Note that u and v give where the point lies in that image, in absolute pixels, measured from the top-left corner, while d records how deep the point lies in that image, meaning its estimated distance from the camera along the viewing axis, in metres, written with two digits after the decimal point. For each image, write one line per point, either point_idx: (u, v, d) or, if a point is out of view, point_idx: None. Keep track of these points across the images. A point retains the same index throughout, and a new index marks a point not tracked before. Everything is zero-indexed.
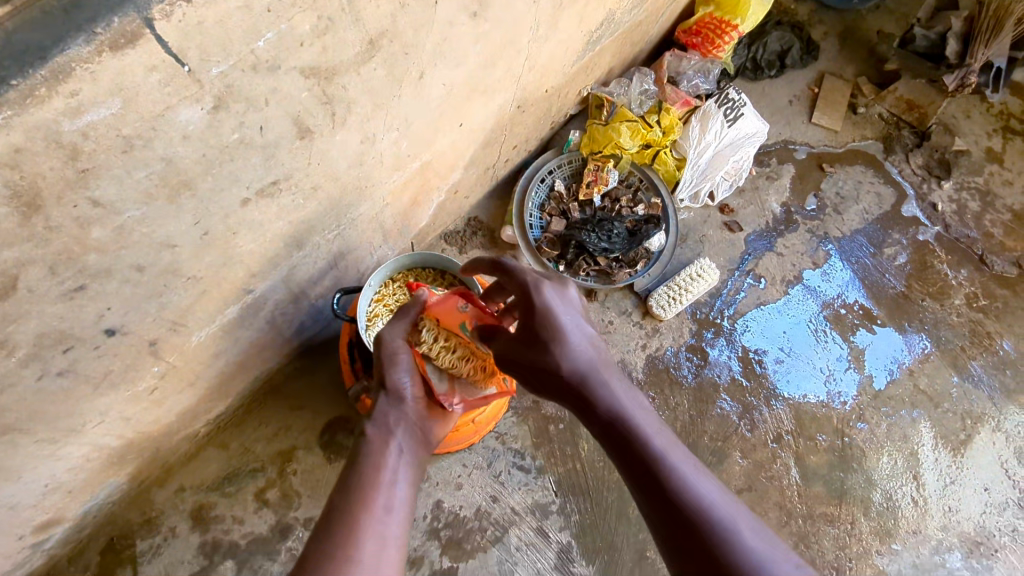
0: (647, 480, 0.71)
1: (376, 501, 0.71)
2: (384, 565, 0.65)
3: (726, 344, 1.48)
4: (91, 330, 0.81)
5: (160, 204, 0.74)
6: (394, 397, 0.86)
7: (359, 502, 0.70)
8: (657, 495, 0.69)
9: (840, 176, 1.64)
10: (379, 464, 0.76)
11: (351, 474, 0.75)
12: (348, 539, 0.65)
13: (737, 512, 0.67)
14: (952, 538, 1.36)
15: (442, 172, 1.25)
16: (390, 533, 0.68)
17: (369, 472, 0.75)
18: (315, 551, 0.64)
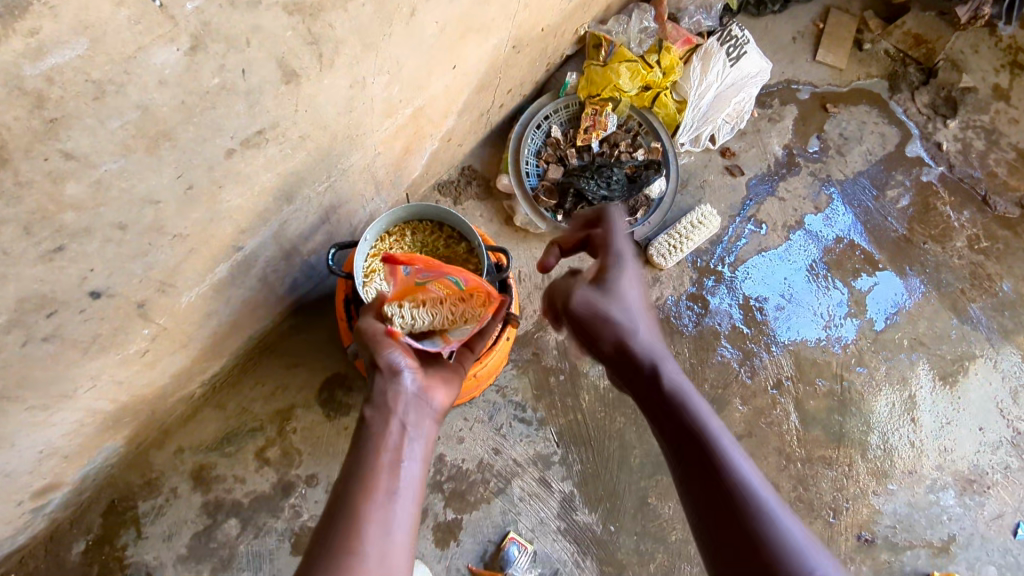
0: (712, 498, 0.65)
1: (378, 505, 0.68)
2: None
3: (727, 292, 1.46)
4: (75, 293, 0.77)
5: (139, 155, 0.68)
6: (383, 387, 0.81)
7: (361, 514, 0.67)
8: (722, 516, 0.63)
9: (843, 116, 1.60)
10: (380, 462, 0.72)
11: (351, 478, 0.71)
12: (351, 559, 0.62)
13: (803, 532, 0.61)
14: (947, 477, 1.38)
15: (435, 118, 1.19)
16: (394, 543, 0.66)
17: (366, 478, 0.70)
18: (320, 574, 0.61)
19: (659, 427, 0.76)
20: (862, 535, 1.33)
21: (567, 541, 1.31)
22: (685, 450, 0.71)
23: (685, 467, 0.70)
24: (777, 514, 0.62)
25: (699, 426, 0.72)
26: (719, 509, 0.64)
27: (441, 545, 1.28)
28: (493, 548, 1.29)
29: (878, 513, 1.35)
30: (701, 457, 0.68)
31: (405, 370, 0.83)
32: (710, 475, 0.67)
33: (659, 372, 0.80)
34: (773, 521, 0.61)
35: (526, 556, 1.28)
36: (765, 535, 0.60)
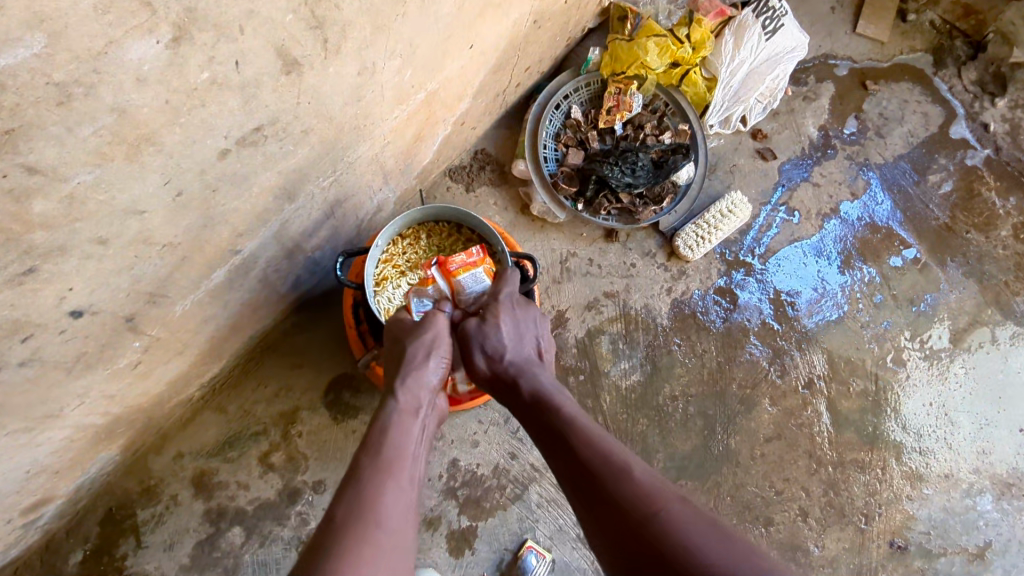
0: (579, 475, 0.68)
1: (401, 473, 0.68)
2: (398, 557, 0.59)
3: (757, 285, 1.38)
4: (53, 314, 0.68)
5: (117, 164, 0.59)
6: (418, 365, 0.84)
7: (383, 474, 0.67)
8: (586, 487, 0.66)
9: (883, 94, 1.49)
10: (403, 434, 0.75)
11: (370, 443, 0.72)
12: (370, 507, 0.62)
13: (661, 480, 0.63)
14: (984, 481, 1.33)
15: (449, 102, 1.08)
16: (407, 511, 0.65)
17: (390, 446, 0.71)
18: (341, 518, 0.60)
19: (533, 431, 0.79)
20: (894, 541, 1.28)
21: (587, 549, 1.25)
22: (552, 440, 0.75)
23: (555, 456, 0.73)
24: (633, 468, 0.65)
25: (565, 417, 0.76)
26: (584, 486, 0.66)
27: (456, 554, 1.22)
28: (510, 556, 1.23)
29: (912, 519, 1.29)
30: (565, 442, 0.72)
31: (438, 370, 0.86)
32: (572, 453, 0.70)
33: (524, 379, 0.85)
34: (629, 474, 0.64)
35: (545, 565, 1.23)
36: (620, 489, 0.63)
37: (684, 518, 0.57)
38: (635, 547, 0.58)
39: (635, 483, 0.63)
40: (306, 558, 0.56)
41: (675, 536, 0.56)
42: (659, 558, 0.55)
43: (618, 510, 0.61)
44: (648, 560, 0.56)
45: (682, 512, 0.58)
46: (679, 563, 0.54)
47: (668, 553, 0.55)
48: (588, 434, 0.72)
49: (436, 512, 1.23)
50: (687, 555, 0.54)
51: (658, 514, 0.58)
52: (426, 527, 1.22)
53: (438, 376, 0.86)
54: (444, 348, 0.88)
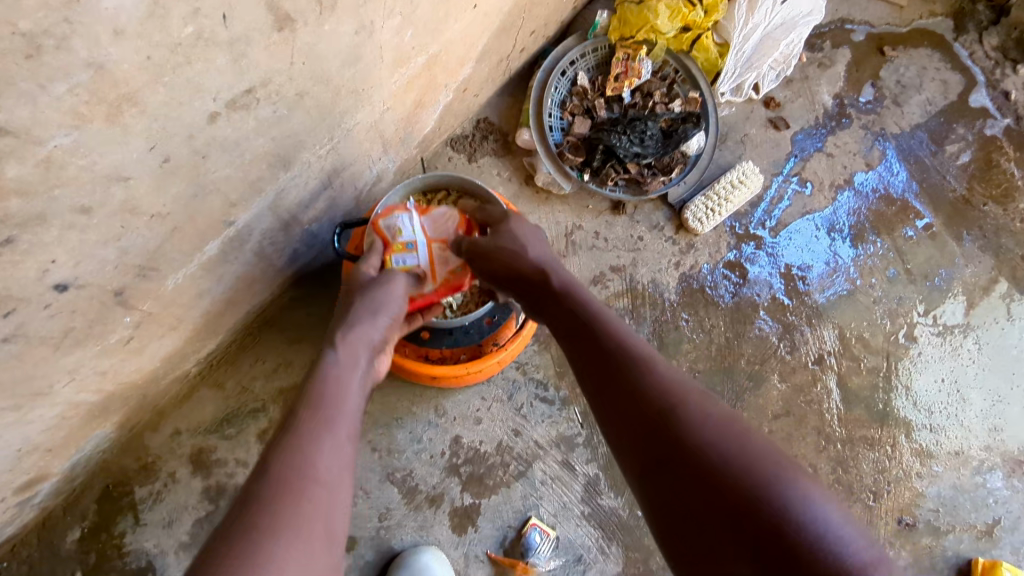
0: (596, 370, 0.66)
1: (339, 426, 0.65)
2: (335, 518, 0.57)
3: (768, 259, 1.34)
4: (36, 288, 0.64)
5: (97, 126, 0.55)
6: (361, 319, 0.82)
7: (321, 426, 0.64)
8: (604, 378, 0.64)
9: (902, 61, 1.43)
10: (341, 388, 0.71)
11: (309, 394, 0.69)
12: (301, 460, 0.59)
13: (686, 375, 0.61)
14: (995, 458, 1.31)
15: (451, 66, 1.04)
16: (344, 468, 0.62)
17: (327, 400, 0.68)
18: (275, 475, 0.57)
19: (553, 325, 0.78)
20: (902, 519, 1.26)
21: (591, 527, 1.24)
22: (574, 331, 0.73)
23: (574, 353, 0.71)
24: (656, 362, 0.63)
25: (587, 313, 0.74)
26: (604, 376, 0.64)
27: (459, 531, 1.20)
28: (513, 534, 1.21)
29: (921, 496, 1.27)
30: (588, 333, 0.71)
31: (379, 320, 0.83)
32: (593, 346, 0.68)
33: (547, 273, 0.83)
34: (650, 371, 0.61)
35: (549, 543, 1.21)
36: (638, 379, 0.61)
37: (702, 410, 0.55)
38: (649, 443, 0.56)
39: (654, 380, 0.60)
40: (234, 519, 0.53)
41: (695, 435, 0.53)
42: (671, 450, 0.54)
43: (635, 406, 0.59)
44: (660, 447, 0.55)
45: (704, 406, 0.56)
46: (697, 461, 0.52)
47: (682, 442, 0.53)
48: (612, 332, 0.69)
49: (439, 489, 1.21)
50: (705, 449, 0.52)
51: (680, 410, 0.56)
52: (428, 504, 1.21)
53: (382, 334, 0.84)
54: (397, 307, 0.87)
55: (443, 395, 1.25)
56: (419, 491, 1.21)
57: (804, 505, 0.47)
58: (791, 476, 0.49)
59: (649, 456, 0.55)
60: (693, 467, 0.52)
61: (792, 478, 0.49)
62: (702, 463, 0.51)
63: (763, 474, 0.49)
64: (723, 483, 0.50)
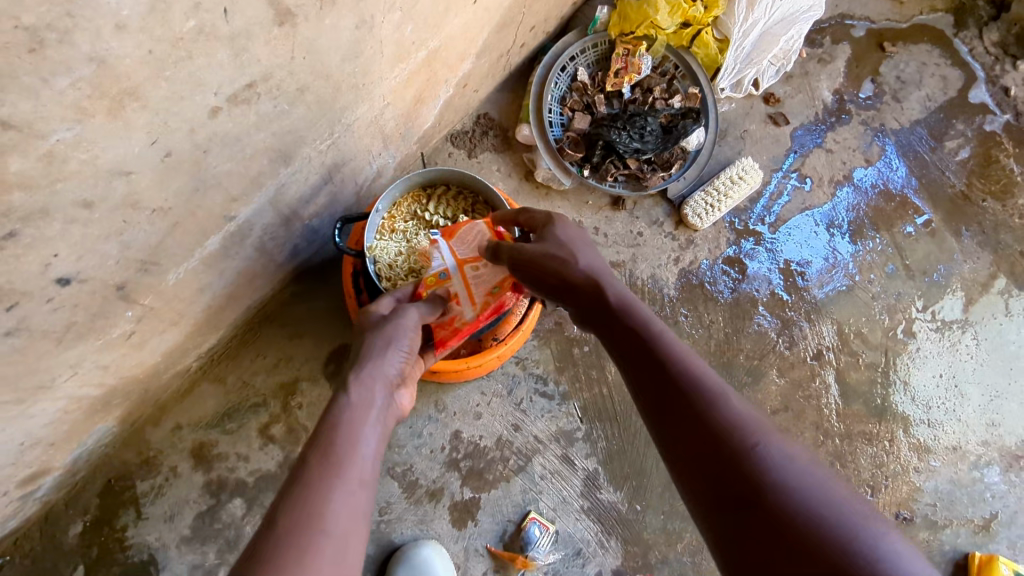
0: (655, 399, 0.62)
1: (351, 471, 0.62)
2: (350, 564, 0.55)
3: (767, 255, 1.34)
4: (38, 282, 0.65)
5: (99, 121, 0.55)
6: (375, 356, 0.80)
7: (334, 475, 0.61)
8: (668, 406, 0.61)
9: (902, 57, 1.43)
10: (355, 426, 0.68)
11: (320, 437, 0.66)
12: (317, 506, 0.56)
13: (759, 413, 0.58)
14: (992, 453, 1.32)
15: (451, 61, 1.04)
16: (360, 509, 0.59)
17: (344, 440, 0.65)
18: (285, 523, 0.55)
19: (606, 342, 0.74)
20: (900, 513, 1.27)
21: (591, 520, 1.24)
22: (631, 352, 0.69)
23: (630, 376, 0.67)
24: (727, 395, 0.59)
25: (646, 333, 0.70)
26: (668, 405, 0.61)
27: (459, 525, 1.21)
28: (513, 528, 1.22)
29: (918, 491, 1.28)
30: (648, 354, 0.67)
31: (392, 355, 0.81)
32: (651, 370, 0.65)
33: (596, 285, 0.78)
34: (720, 406, 0.58)
35: (548, 537, 1.22)
36: (709, 413, 0.57)
37: (779, 455, 0.53)
38: (715, 482, 0.53)
39: (721, 416, 0.57)
40: (242, 569, 0.51)
41: (770, 482, 0.50)
42: (746, 496, 0.51)
43: (702, 442, 0.56)
44: (731, 491, 0.52)
45: (783, 450, 0.53)
46: (772, 510, 0.49)
47: (758, 487, 0.50)
48: (670, 355, 0.65)
49: (439, 484, 1.22)
50: (785, 497, 0.49)
51: (754, 455, 0.53)
52: (428, 498, 1.21)
53: (396, 368, 0.81)
54: (406, 340, 0.84)
55: (443, 390, 1.25)
56: (419, 485, 1.21)
57: (892, 563, 0.45)
58: (880, 535, 0.47)
59: (717, 498, 0.52)
60: (767, 515, 0.49)
61: (880, 536, 0.46)
62: (774, 508, 0.49)
63: (847, 528, 0.47)
64: (799, 535, 0.47)
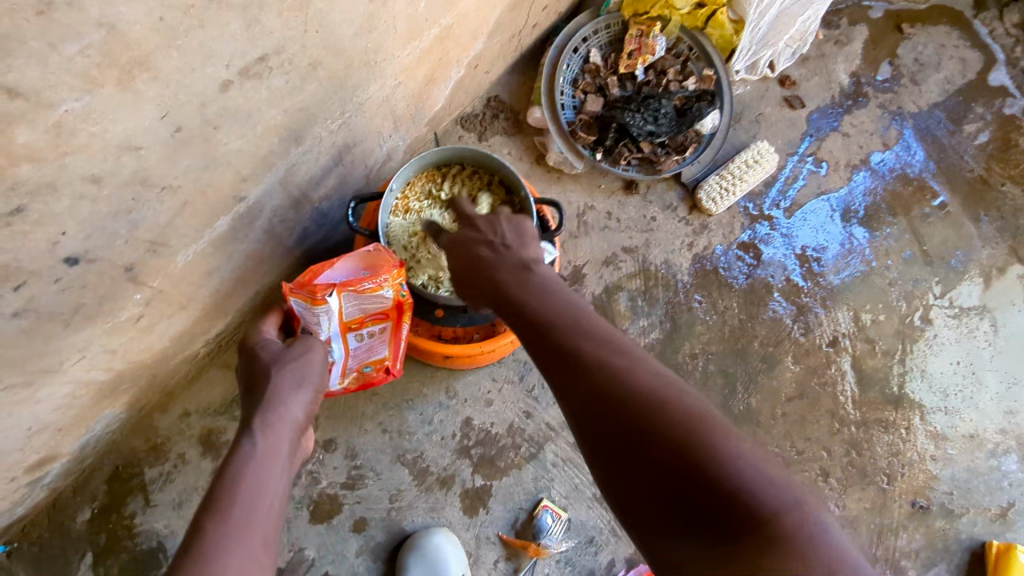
0: (536, 347, 0.60)
1: (251, 536, 0.55)
2: None
3: (782, 240, 1.32)
4: (46, 261, 0.63)
5: (108, 91, 0.53)
6: (279, 398, 0.71)
7: (229, 541, 0.54)
8: (547, 350, 0.59)
9: (920, 38, 1.40)
10: (256, 481, 0.61)
11: (218, 494, 0.58)
12: None
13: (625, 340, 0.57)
14: (1010, 441, 1.30)
15: (463, 40, 1.02)
16: None
17: (240, 499, 0.58)
18: None
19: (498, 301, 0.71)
20: (917, 502, 1.25)
21: (603, 509, 1.23)
22: (513, 297, 0.67)
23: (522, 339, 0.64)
24: (598, 331, 0.58)
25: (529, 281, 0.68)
26: (546, 349, 0.59)
27: (470, 513, 1.20)
28: (524, 515, 1.20)
29: (935, 479, 1.27)
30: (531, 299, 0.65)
31: (301, 397, 0.72)
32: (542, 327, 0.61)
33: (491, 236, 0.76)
34: (594, 340, 0.57)
35: (560, 525, 1.21)
36: (583, 349, 0.56)
37: (645, 374, 0.52)
38: (594, 421, 0.52)
39: (590, 355, 0.55)
40: None
41: (635, 402, 0.50)
42: (615, 423, 0.50)
43: (578, 381, 0.54)
44: (606, 421, 0.51)
45: (646, 370, 0.53)
46: (640, 433, 0.49)
47: (625, 411, 0.50)
48: (560, 311, 0.62)
49: (450, 471, 1.20)
50: (644, 416, 0.49)
51: (649, 403, 0.50)
52: (439, 486, 1.20)
53: (304, 412, 0.72)
54: (315, 380, 0.75)
55: (454, 377, 1.24)
56: (430, 473, 1.20)
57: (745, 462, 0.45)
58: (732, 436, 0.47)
59: (596, 431, 0.52)
60: (664, 465, 0.46)
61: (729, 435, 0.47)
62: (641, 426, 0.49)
63: (710, 445, 0.46)
64: (667, 452, 0.47)
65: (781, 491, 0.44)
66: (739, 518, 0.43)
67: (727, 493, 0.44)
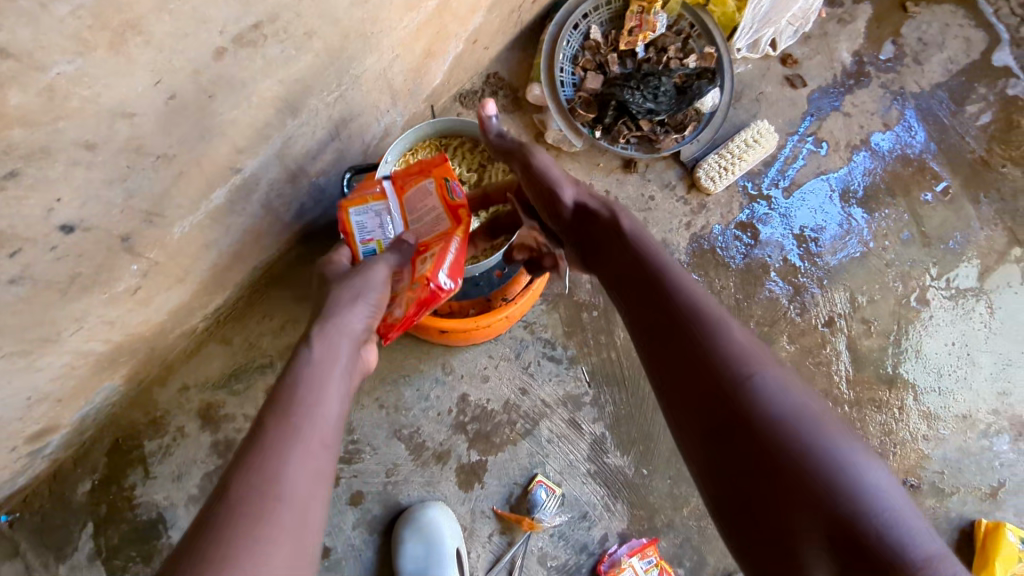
0: (656, 331, 0.63)
1: (309, 435, 0.59)
2: (308, 537, 0.53)
3: (780, 220, 1.32)
4: (41, 228, 0.63)
5: (100, 55, 0.53)
6: (338, 313, 0.73)
7: (288, 442, 0.58)
8: (668, 336, 0.62)
9: (924, 17, 1.39)
10: (312, 387, 0.64)
11: (279, 398, 0.62)
12: (267, 475, 0.54)
13: (755, 343, 0.60)
14: (1003, 422, 1.30)
15: (462, 13, 1.01)
16: (318, 477, 0.57)
17: (298, 403, 0.62)
18: (234, 494, 0.53)
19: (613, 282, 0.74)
20: (907, 480, 1.27)
21: (597, 484, 1.24)
22: (634, 281, 0.69)
23: (640, 325, 0.66)
24: (726, 327, 0.61)
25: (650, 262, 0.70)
26: (669, 334, 0.62)
27: (465, 487, 1.21)
28: (519, 490, 1.22)
29: (926, 458, 1.28)
30: (650, 282, 0.67)
31: (358, 310, 0.74)
32: (663, 309, 0.64)
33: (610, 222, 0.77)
34: (721, 335, 0.60)
35: (554, 500, 1.22)
36: (712, 345, 0.59)
37: (775, 385, 0.55)
38: (715, 415, 0.55)
39: (722, 352, 0.58)
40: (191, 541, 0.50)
41: (764, 410, 0.53)
42: (741, 423, 0.54)
43: (705, 373, 0.57)
44: (728, 421, 0.54)
45: (777, 381, 0.55)
46: (766, 443, 0.52)
47: (753, 417, 0.53)
48: (680, 298, 0.64)
49: (446, 446, 1.21)
50: (774, 427, 0.52)
51: (781, 419, 0.53)
52: (435, 461, 1.21)
53: (363, 325, 0.74)
54: (375, 296, 0.76)
55: (451, 353, 1.24)
56: (426, 448, 1.21)
57: (872, 496, 0.49)
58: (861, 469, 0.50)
59: (713, 424, 0.55)
60: (792, 488, 0.50)
61: (860, 470, 0.50)
62: (769, 439, 0.52)
63: (842, 477, 0.49)
64: (796, 471, 0.50)
65: (909, 532, 0.48)
66: (870, 558, 0.47)
67: (854, 526, 0.48)
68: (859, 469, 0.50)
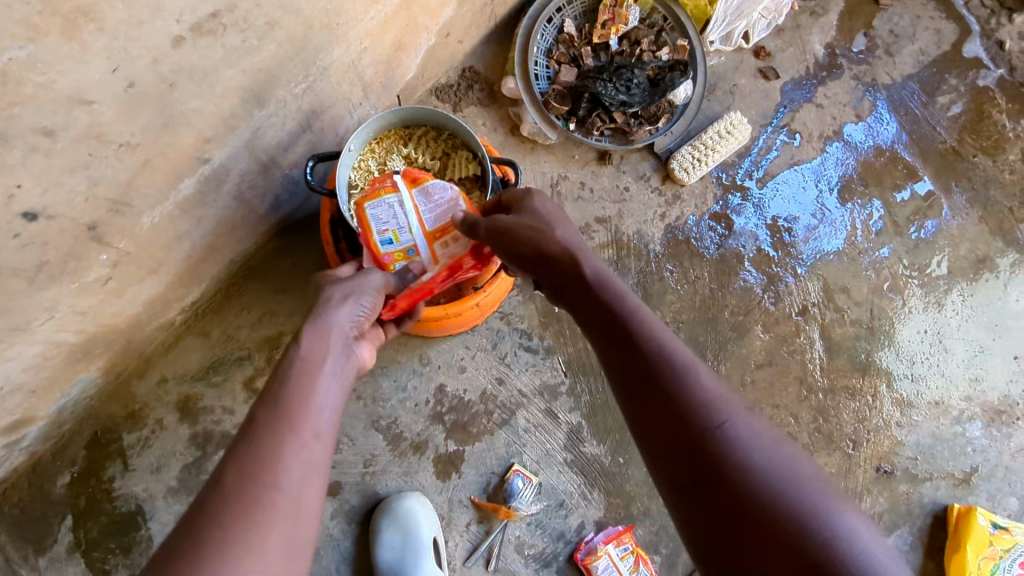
0: (625, 376, 0.60)
1: (304, 424, 0.59)
2: (303, 528, 0.54)
3: (754, 210, 1.33)
4: (3, 214, 0.64)
5: (54, 41, 0.56)
6: (329, 307, 0.73)
7: (284, 432, 0.58)
8: (634, 382, 0.59)
9: (896, 10, 1.41)
10: (308, 375, 0.64)
11: (274, 390, 0.62)
12: (266, 463, 0.55)
13: (725, 388, 0.57)
14: (975, 408, 1.32)
15: (431, 6, 1.02)
16: (314, 467, 0.57)
17: (295, 393, 0.62)
18: (233, 480, 0.53)
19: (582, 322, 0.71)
20: (881, 466, 1.28)
21: (574, 473, 1.25)
22: (603, 322, 0.66)
23: (609, 367, 0.63)
24: (694, 369, 0.58)
25: (618, 302, 0.67)
26: (635, 377, 0.59)
27: (443, 477, 1.22)
28: (496, 480, 1.23)
29: (900, 444, 1.29)
30: (618, 322, 0.64)
31: (350, 307, 0.75)
32: (628, 356, 0.61)
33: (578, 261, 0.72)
34: (690, 378, 0.57)
35: (531, 489, 1.23)
36: (677, 388, 0.56)
37: (745, 432, 0.52)
38: (682, 465, 0.52)
39: (689, 396, 0.55)
40: (191, 526, 0.51)
41: (735, 458, 0.50)
42: (710, 472, 0.51)
43: (671, 420, 0.55)
44: (696, 471, 0.51)
45: (748, 426, 0.53)
46: (732, 493, 0.49)
47: (718, 465, 0.51)
48: (650, 340, 0.61)
49: (423, 436, 1.22)
50: (741, 476, 0.49)
51: (746, 467, 0.50)
52: (412, 451, 1.22)
53: (356, 319, 0.75)
54: (368, 294, 0.77)
55: (428, 344, 1.25)
56: (404, 438, 1.22)
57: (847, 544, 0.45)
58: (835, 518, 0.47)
59: (685, 474, 0.52)
60: (759, 542, 0.46)
61: (836, 520, 0.47)
62: (736, 485, 0.49)
63: (813, 528, 0.46)
64: (769, 524, 0.47)
65: None
66: None
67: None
68: (833, 521, 0.47)
